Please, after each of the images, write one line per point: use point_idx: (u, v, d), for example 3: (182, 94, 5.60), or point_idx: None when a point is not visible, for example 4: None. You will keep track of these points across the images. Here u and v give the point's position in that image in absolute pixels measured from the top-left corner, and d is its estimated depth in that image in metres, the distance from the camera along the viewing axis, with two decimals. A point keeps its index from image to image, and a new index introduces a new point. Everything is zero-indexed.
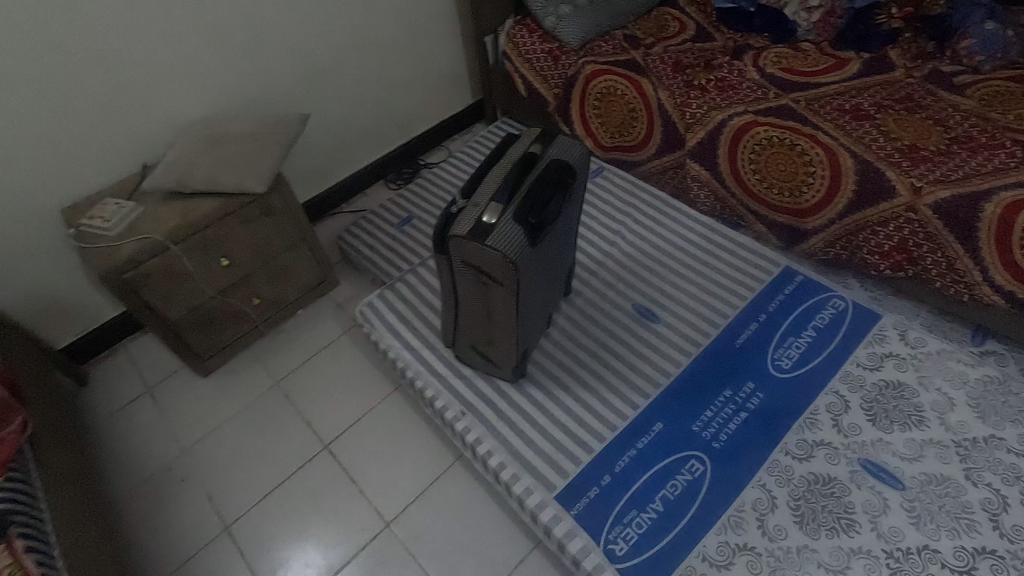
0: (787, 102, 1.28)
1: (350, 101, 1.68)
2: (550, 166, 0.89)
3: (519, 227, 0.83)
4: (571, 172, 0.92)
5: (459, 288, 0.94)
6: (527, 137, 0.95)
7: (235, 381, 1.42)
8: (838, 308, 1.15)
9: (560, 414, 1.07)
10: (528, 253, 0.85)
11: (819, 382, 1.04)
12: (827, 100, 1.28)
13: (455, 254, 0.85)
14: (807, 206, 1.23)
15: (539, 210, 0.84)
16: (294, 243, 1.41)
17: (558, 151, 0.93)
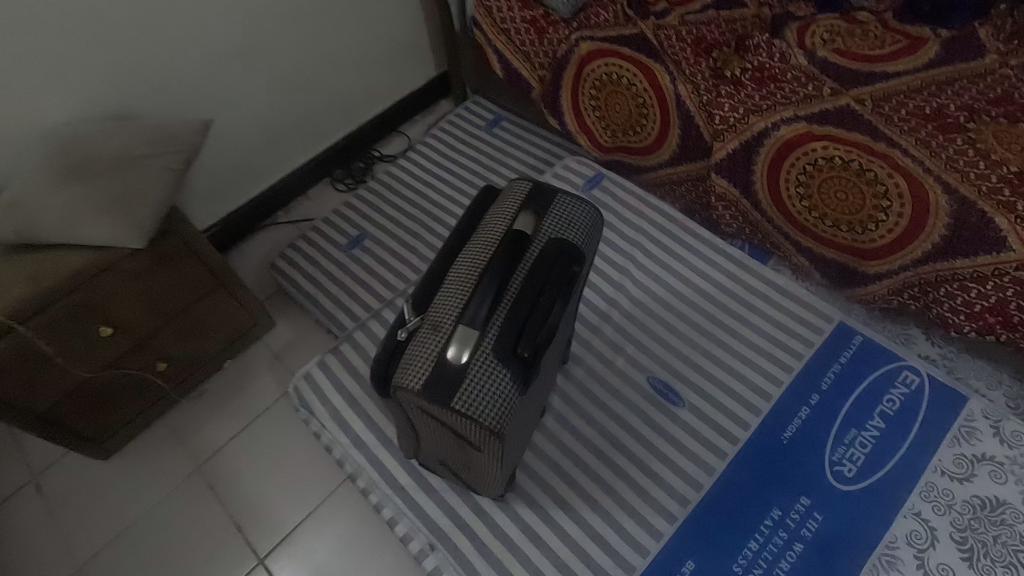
0: (847, 102, 0.93)
1: (276, 86, 1.30)
2: (546, 253, 0.59)
3: (504, 368, 0.54)
4: (579, 254, 0.61)
5: (418, 423, 0.65)
6: (510, 199, 0.64)
7: (145, 464, 1.13)
8: (911, 387, 0.89)
9: (558, 548, 0.82)
10: (517, 401, 0.56)
11: (895, 501, 0.81)
12: (903, 99, 0.97)
13: (407, 404, 0.56)
14: (872, 247, 0.95)
15: (534, 337, 0.54)
16: (207, 291, 1.08)
17: (559, 223, 0.62)
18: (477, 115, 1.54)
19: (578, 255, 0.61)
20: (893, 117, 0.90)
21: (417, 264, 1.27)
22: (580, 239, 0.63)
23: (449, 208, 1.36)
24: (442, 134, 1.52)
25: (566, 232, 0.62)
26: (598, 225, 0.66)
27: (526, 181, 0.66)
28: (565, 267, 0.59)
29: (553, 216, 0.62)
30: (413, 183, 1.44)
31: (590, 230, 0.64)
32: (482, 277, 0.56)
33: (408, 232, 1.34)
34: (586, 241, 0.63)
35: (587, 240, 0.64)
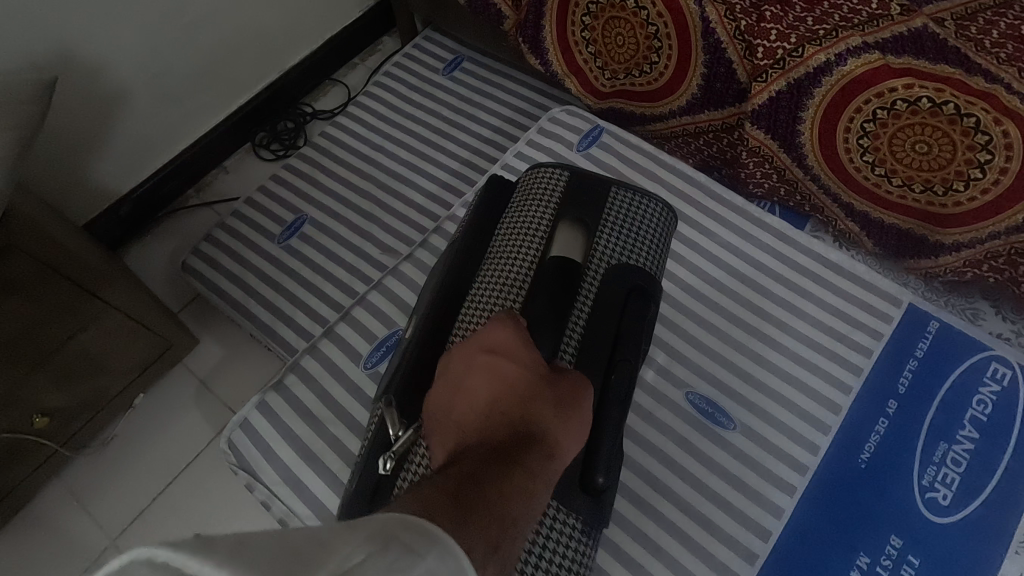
0: (925, 22, 0.69)
1: (160, 25, 0.98)
2: (597, 304, 0.61)
3: (568, 503, 0.54)
4: (649, 281, 0.65)
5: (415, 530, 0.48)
6: (537, 204, 0.67)
7: (39, 544, 0.86)
8: (1004, 382, 0.73)
9: None
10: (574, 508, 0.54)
11: (1003, 533, 0.66)
12: (994, 16, 0.67)
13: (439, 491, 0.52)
14: (955, 212, 0.76)
15: (605, 458, 0.54)
16: (88, 319, 0.79)
17: (610, 249, 0.64)
18: (431, 55, 1.24)
19: (637, 291, 0.63)
20: (986, 42, 0.66)
21: (374, 255, 1.00)
22: (639, 262, 0.66)
23: (407, 176, 1.09)
24: (390, 81, 1.22)
25: (621, 273, 0.63)
26: (655, 238, 0.69)
27: (555, 195, 0.67)
28: (625, 327, 0.60)
29: (596, 252, 0.63)
30: (357, 147, 1.14)
31: (645, 250, 0.67)
32: (530, 329, 0.54)
33: (357, 212, 1.05)
34: (645, 273, 0.65)
35: (640, 271, 0.64)
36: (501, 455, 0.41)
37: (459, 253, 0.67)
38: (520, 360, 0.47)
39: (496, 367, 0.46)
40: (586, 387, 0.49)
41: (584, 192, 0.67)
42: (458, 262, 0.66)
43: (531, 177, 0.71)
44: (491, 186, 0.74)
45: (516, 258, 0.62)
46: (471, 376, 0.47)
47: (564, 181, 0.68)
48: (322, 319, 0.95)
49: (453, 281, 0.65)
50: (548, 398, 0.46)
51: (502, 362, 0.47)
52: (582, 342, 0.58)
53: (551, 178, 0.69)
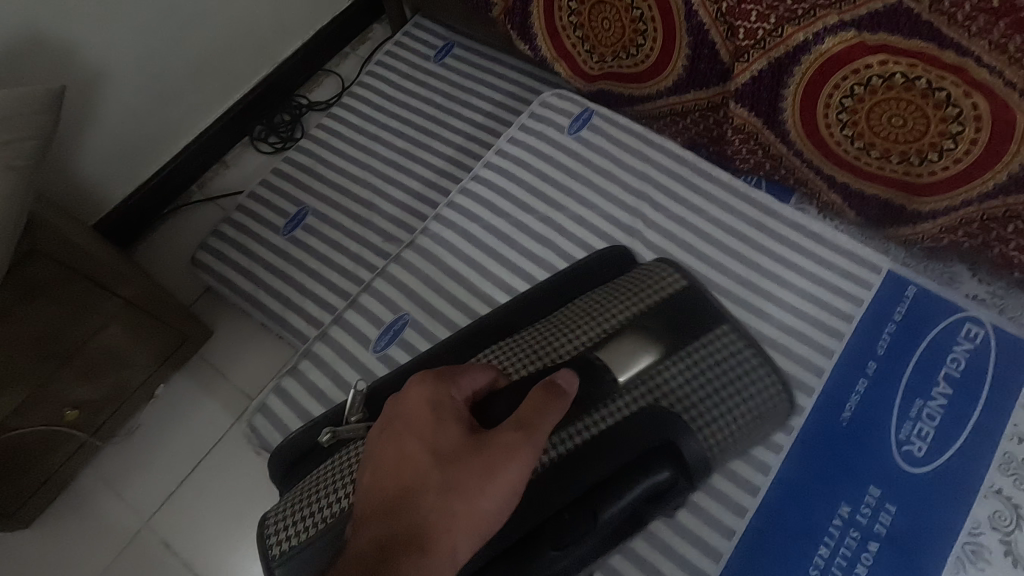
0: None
1: (156, 26, 1.01)
2: (609, 428, 0.60)
3: None
4: (678, 427, 0.61)
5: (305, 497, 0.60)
6: (625, 295, 0.70)
7: (78, 527, 0.92)
8: (976, 340, 0.78)
9: None
10: None
11: (973, 481, 0.71)
12: None
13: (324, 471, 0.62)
14: (931, 181, 0.79)
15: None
16: (111, 316, 0.83)
17: (662, 374, 0.65)
18: (421, 42, 1.25)
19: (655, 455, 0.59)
20: (958, 16, 0.68)
21: (377, 243, 1.04)
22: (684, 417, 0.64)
23: (404, 164, 1.12)
24: (382, 70, 1.24)
25: (647, 425, 0.60)
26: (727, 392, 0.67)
27: (649, 297, 0.69)
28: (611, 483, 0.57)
29: (649, 382, 0.64)
30: (354, 137, 1.17)
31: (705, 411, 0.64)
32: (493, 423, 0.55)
33: (358, 201, 1.09)
34: (687, 444, 0.61)
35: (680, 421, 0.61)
36: (375, 558, 0.44)
37: (541, 300, 0.78)
38: (427, 440, 0.48)
39: (401, 444, 0.49)
40: (492, 477, 0.47)
41: (689, 312, 0.68)
42: (531, 309, 0.77)
43: (646, 268, 0.75)
44: (608, 251, 0.82)
45: (567, 333, 0.68)
46: (382, 449, 0.49)
47: (680, 288, 0.70)
48: (329, 307, 0.99)
49: (515, 324, 0.76)
50: (446, 478, 0.47)
51: (405, 438, 0.49)
52: (565, 456, 0.59)
53: (666, 280, 0.71)
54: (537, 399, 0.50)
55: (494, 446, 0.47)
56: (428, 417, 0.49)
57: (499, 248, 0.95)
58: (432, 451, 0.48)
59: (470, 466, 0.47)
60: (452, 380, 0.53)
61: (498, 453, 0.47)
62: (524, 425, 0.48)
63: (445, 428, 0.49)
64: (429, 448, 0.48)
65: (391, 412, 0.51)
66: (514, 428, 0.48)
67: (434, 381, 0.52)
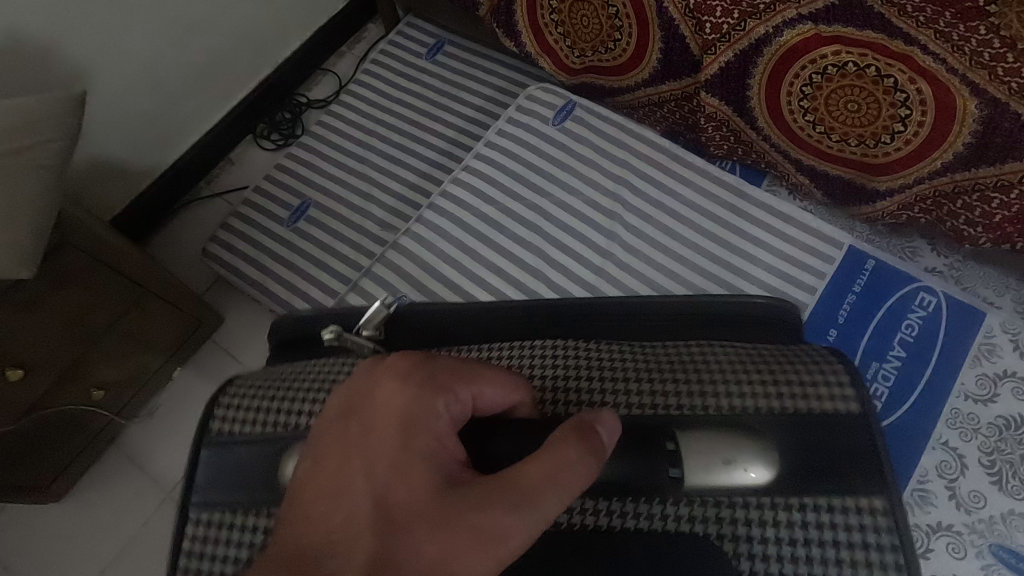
0: None
1: (163, 31, 1.07)
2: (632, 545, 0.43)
3: None
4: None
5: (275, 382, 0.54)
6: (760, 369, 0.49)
7: (106, 500, 1.00)
8: (928, 308, 0.85)
9: None
10: None
11: (922, 434, 0.78)
12: None
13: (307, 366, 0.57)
14: (886, 161, 0.85)
15: None
16: (131, 302, 0.90)
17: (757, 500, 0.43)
18: (414, 41, 1.31)
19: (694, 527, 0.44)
20: (907, 8, 0.74)
21: (375, 232, 1.11)
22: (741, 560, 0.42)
23: (399, 157, 1.18)
24: (377, 68, 1.30)
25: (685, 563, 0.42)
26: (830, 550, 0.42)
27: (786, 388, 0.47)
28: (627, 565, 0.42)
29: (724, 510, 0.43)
30: (352, 133, 1.23)
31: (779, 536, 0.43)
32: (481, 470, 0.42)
33: (357, 193, 1.15)
34: None
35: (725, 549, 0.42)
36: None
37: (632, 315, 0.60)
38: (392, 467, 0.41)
39: (349, 468, 0.42)
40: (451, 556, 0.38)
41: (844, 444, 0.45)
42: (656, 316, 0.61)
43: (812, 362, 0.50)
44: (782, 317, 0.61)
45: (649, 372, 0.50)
46: (334, 449, 0.43)
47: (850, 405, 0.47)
48: (332, 292, 1.06)
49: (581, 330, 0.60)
50: (385, 544, 0.39)
51: (360, 463, 0.42)
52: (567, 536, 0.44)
53: (834, 383, 0.48)
54: (538, 487, 0.39)
55: (457, 523, 0.39)
56: (396, 439, 0.42)
57: (490, 234, 1.02)
58: (381, 497, 0.40)
59: (426, 527, 0.39)
60: (446, 392, 0.42)
61: (468, 527, 0.38)
62: (506, 501, 0.39)
63: (410, 466, 0.41)
64: (380, 490, 0.41)
65: (359, 405, 0.44)
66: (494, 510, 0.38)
67: (425, 388, 0.42)
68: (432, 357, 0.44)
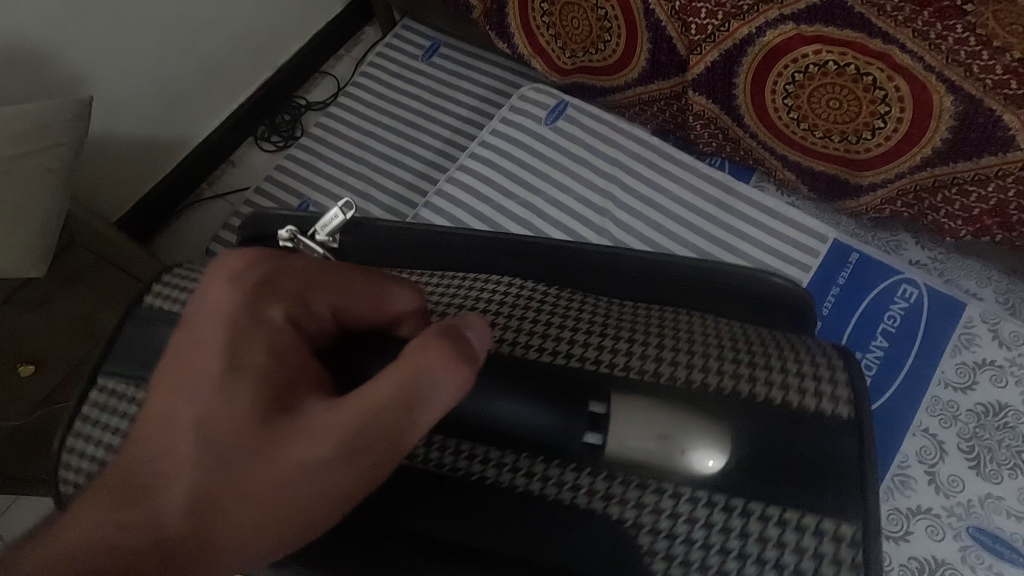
0: None
1: (165, 37, 1.10)
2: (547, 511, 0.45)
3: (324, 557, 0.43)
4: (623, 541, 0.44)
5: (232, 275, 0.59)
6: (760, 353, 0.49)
7: None
8: (910, 298, 0.88)
9: None
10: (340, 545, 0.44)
11: (903, 421, 0.81)
12: None
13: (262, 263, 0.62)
14: (868, 157, 0.88)
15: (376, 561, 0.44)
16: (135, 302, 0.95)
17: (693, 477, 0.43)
18: (410, 43, 1.34)
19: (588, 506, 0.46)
20: (887, 8, 0.76)
21: None
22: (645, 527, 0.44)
23: (395, 157, 1.21)
24: (373, 70, 1.33)
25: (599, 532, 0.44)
26: (713, 542, 0.43)
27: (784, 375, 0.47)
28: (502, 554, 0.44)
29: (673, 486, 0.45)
30: (350, 134, 1.26)
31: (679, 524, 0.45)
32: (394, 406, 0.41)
33: (355, 193, 1.18)
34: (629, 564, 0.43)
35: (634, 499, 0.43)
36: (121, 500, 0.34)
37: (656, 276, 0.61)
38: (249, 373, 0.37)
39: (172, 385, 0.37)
40: (310, 473, 0.35)
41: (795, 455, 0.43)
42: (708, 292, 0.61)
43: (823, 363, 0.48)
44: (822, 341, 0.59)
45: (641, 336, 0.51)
46: (187, 358, 0.38)
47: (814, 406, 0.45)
48: None
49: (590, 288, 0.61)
50: (225, 470, 0.35)
51: (184, 381, 0.37)
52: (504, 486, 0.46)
53: (826, 379, 0.47)
54: (382, 425, 0.35)
55: (284, 456, 0.35)
56: (221, 357, 0.37)
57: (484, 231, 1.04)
58: (199, 418, 0.36)
59: (284, 444, 0.35)
60: (305, 298, 0.39)
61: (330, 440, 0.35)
62: (364, 424, 0.35)
63: (242, 379, 0.37)
64: (199, 410, 0.36)
65: (190, 315, 0.39)
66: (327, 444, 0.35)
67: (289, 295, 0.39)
68: (282, 259, 0.40)
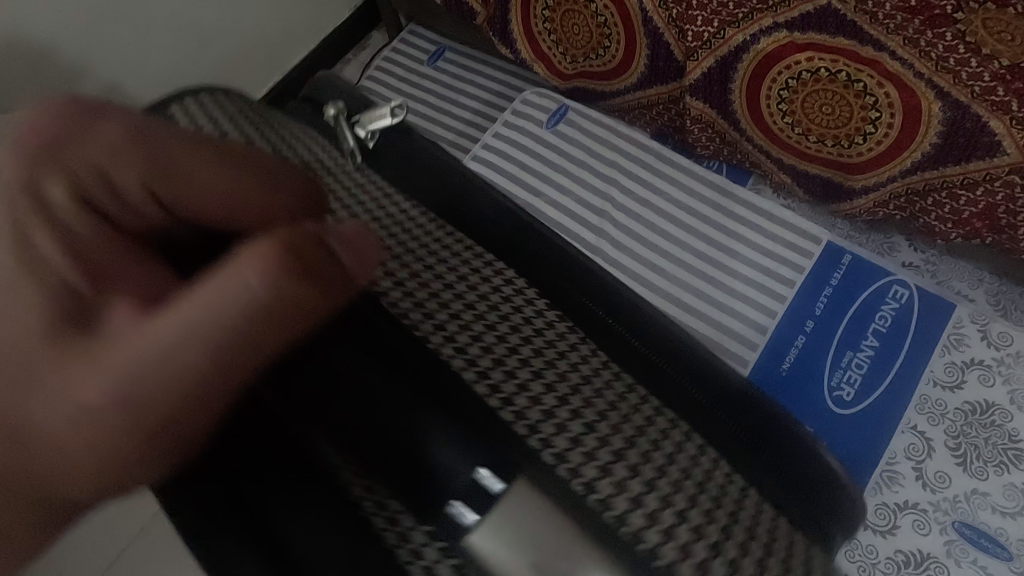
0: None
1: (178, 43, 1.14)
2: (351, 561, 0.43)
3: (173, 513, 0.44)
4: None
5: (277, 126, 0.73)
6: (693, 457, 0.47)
7: None
8: (901, 299, 0.90)
9: None
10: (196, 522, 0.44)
11: (892, 419, 0.83)
12: None
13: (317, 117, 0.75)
14: (860, 161, 0.90)
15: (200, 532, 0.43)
16: None
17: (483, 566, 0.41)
18: (416, 47, 1.37)
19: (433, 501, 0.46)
20: (879, 15, 0.77)
21: None
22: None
23: None
24: (380, 74, 1.36)
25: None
26: None
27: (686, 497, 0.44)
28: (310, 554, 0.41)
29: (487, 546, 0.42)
30: None
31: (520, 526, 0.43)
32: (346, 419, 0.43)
33: None
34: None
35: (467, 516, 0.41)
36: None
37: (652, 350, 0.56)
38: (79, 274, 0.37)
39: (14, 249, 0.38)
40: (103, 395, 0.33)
41: None
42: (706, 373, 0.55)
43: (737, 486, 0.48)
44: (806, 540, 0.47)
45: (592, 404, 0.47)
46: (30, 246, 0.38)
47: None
48: None
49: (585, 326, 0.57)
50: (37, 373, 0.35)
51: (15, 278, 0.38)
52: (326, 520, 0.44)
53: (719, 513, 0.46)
54: (199, 381, 0.33)
55: (81, 376, 0.34)
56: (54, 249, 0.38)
57: None
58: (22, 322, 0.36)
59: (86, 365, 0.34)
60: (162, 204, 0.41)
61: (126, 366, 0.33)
62: (171, 367, 0.33)
63: (60, 282, 0.37)
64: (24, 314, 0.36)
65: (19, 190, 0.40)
66: (151, 404, 0.34)
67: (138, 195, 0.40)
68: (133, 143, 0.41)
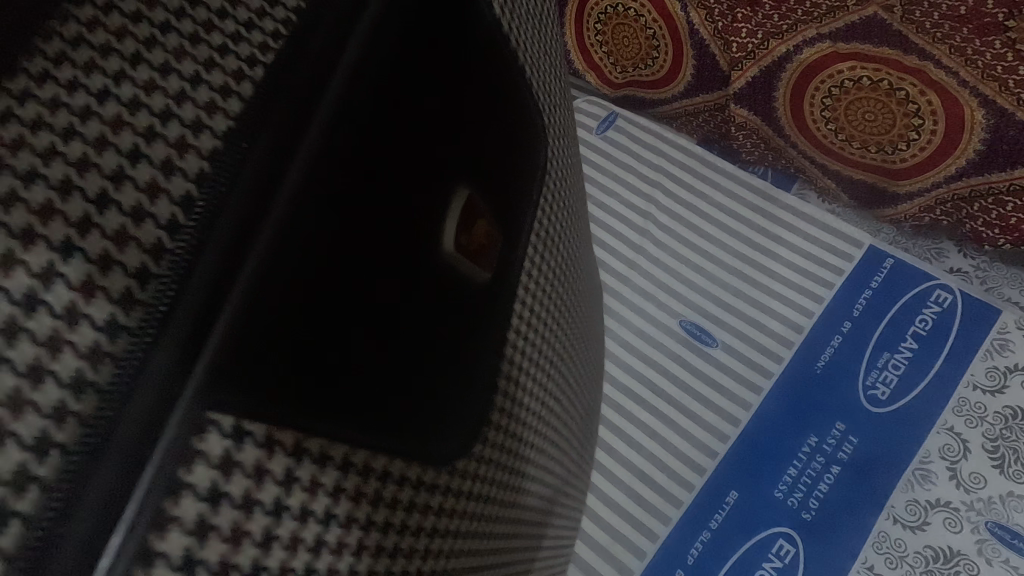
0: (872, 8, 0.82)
1: None
2: None
3: None
4: None
5: None
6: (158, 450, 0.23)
7: None
8: (943, 303, 0.93)
9: (622, 473, 0.90)
10: None
11: (927, 419, 0.86)
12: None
13: None
14: (903, 167, 0.91)
15: None
16: None
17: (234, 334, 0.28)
18: None
19: None
20: (927, 25, 0.79)
21: None
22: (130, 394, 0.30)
23: None
24: None
25: None
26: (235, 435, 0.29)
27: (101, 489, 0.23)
28: None
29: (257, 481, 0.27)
30: None
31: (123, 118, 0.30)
32: None
33: None
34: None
35: None
36: None
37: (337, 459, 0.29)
38: None
39: None
40: None
41: None
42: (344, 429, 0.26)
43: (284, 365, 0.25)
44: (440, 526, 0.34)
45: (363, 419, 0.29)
46: None
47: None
48: None
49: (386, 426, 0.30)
50: None
51: None
52: None
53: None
54: None
55: None
56: None
57: None
58: None
59: None
60: None
61: None
62: None
63: None
64: None
65: None
66: None
67: None
68: None
